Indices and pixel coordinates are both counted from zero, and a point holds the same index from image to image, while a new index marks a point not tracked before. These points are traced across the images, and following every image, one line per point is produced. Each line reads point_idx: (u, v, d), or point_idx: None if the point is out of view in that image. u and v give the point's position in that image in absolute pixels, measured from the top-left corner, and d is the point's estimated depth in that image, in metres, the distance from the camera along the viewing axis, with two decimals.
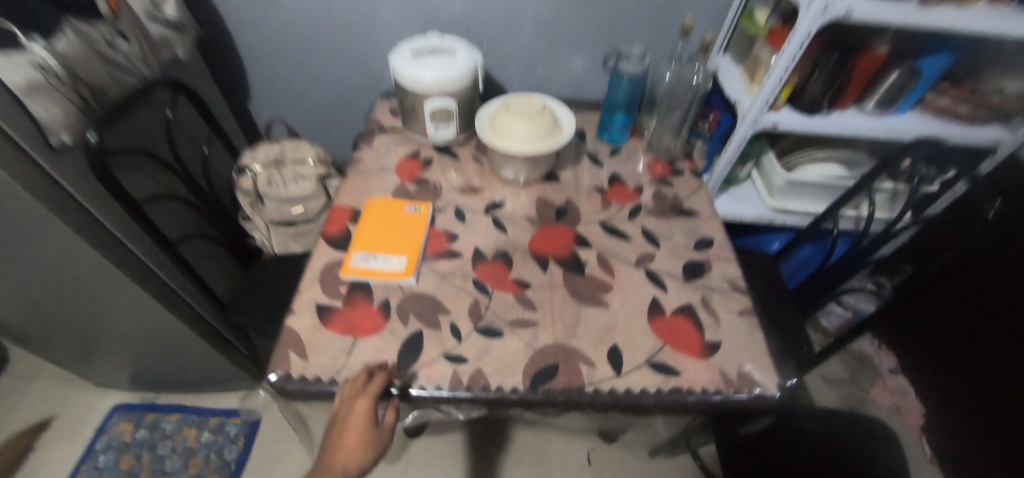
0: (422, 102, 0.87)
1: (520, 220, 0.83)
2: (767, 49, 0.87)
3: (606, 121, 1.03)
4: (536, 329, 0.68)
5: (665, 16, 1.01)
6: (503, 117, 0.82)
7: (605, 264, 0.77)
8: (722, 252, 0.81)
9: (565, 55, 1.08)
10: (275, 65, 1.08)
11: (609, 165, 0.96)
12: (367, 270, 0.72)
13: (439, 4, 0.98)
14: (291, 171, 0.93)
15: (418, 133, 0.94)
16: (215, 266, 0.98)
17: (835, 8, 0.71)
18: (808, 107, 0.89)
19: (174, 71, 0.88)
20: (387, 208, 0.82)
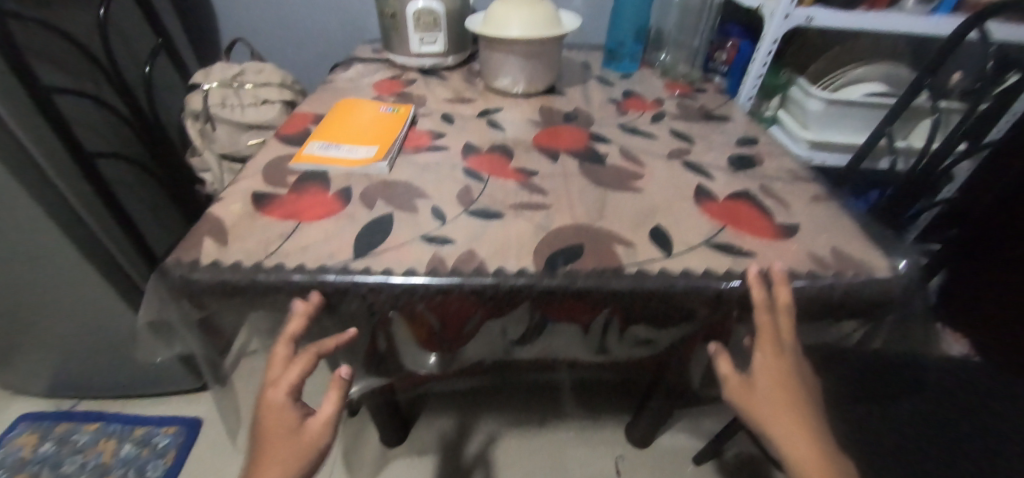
0: (404, 6, 0.75)
1: (520, 122, 0.68)
2: None
3: (615, 48, 0.90)
4: (546, 211, 0.50)
5: None
6: (498, 4, 0.69)
7: (630, 157, 0.61)
8: (771, 148, 0.65)
9: None
10: (243, 12, 0.96)
11: (620, 85, 0.83)
12: (324, 158, 0.56)
13: None
14: (250, 95, 0.79)
15: (399, 54, 0.80)
16: (150, 212, 0.81)
17: None
18: (844, 0, 0.78)
19: None
20: (359, 109, 0.67)
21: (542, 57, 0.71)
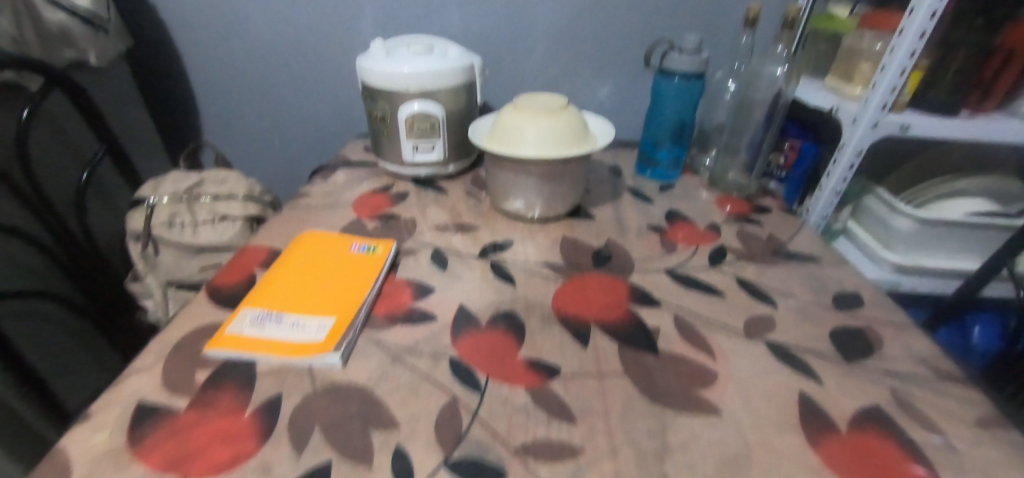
0: (395, 110, 0.60)
1: (535, 267, 0.51)
2: (866, 34, 0.64)
3: (651, 151, 0.73)
4: (574, 462, 0.31)
5: (720, 27, 0.75)
6: (509, 115, 0.54)
7: (691, 335, 0.42)
8: (882, 314, 0.47)
9: (587, 83, 0.82)
10: (226, 100, 0.85)
11: (661, 201, 0.66)
12: (256, 340, 0.39)
13: (431, 22, 0.77)
14: (206, 210, 0.65)
15: (390, 160, 0.66)
16: (70, 352, 0.66)
17: None
18: (944, 104, 0.61)
19: (58, 56, 0.65)
20: (322, 248, 0.51)
21: (565, 176, 0.55)
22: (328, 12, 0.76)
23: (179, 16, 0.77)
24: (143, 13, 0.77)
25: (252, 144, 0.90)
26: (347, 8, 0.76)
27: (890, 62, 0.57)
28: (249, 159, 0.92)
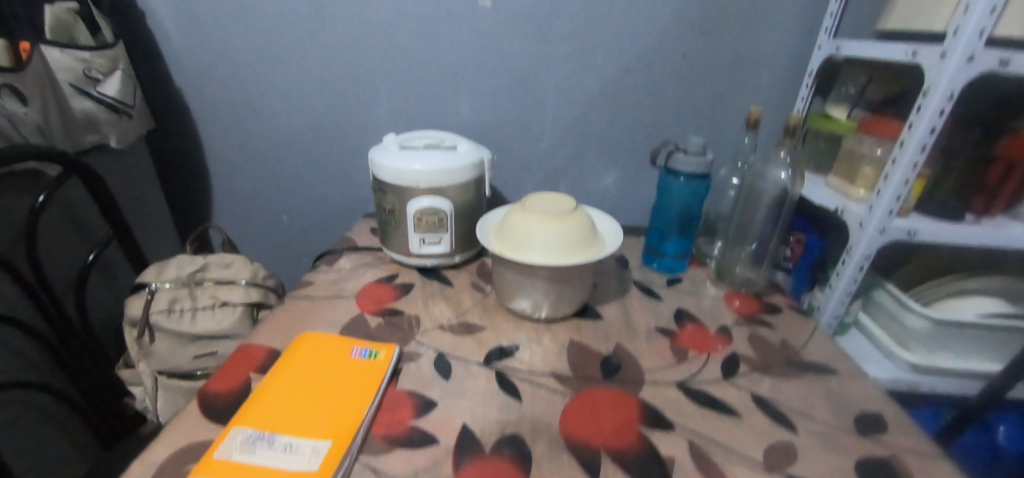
0: (404, 204, 0.61)
1: (540, 377, 0.49)
2: (866, 139, 0.65)
3: (657, 242, 0.74)
4: None
5: (721, 125, 0.79)
6: (518, 217, 0.54)
7: (707, 467, 0.40)
8: (908, 441, 0.45)
9: (593, 171, 0.83)
10: (240, 178, 0.87)
11: (669, 297, 0.65)
12: (245, 467, 0.37)
13: (443, 112, 0.80)
14: (207, 295, 0.64)
15: (396, 250, 0.66)
16: (47, 443, 0.62)
17: (983, 57, 0.50)
18: (950, 208, 0.61)
19: (79, 141, 0.67)
20: (323, 351, 0.50)
21: (573, 279, 0.55)
22: (345, 101, 0.79)
23: (204, 101, 0.81)
24: (170, 97, 0.81)
25: (261, 219, 0.91)
26: (363, 98, 0.79)
27: (894, 171, 0.57)
28: (258, 233, 0.93)
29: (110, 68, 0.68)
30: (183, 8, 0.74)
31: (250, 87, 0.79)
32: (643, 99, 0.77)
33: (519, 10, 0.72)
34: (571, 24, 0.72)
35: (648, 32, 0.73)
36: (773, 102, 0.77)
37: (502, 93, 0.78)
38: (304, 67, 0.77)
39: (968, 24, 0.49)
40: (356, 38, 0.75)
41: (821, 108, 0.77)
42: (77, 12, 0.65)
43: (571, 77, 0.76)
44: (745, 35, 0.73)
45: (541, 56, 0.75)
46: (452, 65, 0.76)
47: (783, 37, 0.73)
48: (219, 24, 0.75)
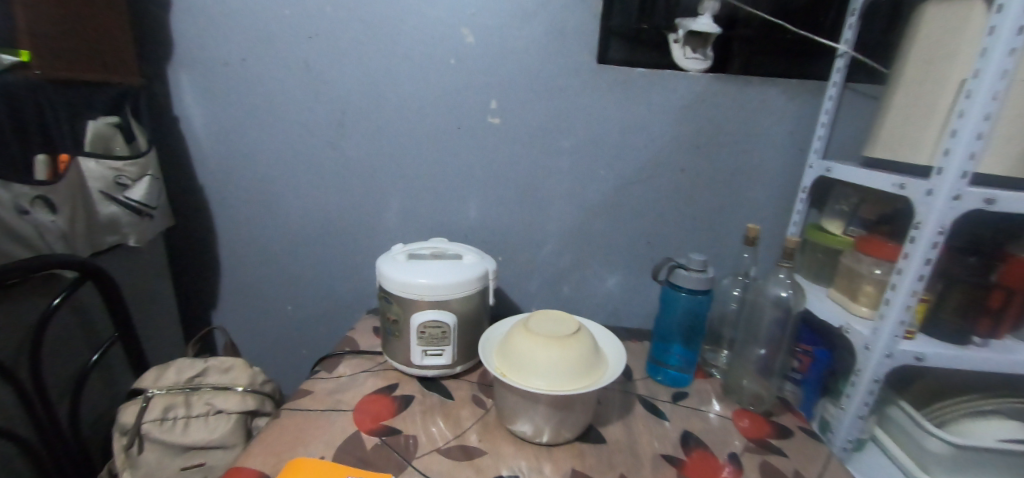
0: (409, 316, 0.62)
1: None
2: (864, 258, 0.66)
3: (661, 354, 0.74)
4: None
5: (718, 233, 0.81)
6: (521, 338, 0.55)
7: None
8: None
9: (596, 275, 0.85)
10: (251, 271, 0.90)
11: (674, 417, 0.63)
12: None
13: (451, 217, 0.83)
14: (202, 402, 0.63)
15: (397, 359, 0.66)
16: None
17: (969, 194, 0.52)
18: (957, 331, 0.60)
19: (99, 242, 0.69)
20: None
21: (575, 404, 0.54)
22: (358, 203, 0.83)
23: (225, 199, 0.85)
24: (193, 195, 0.85)
25: (266, 311, 0.92)
26: (376, 201, 0.83)
27: (895, 296, 0.58)
28: (261, 325, 0.94)
29: (140, 174, 0.72)
30: (216, 118, 0.81)
31: (269, 188, 0.84)
32: (644, 208, 0.80)
33: (527, 127, 0.77)
34: (574, 140, 0.77)
35: (646, 149, 0.77)
36: (769, 214, 0.80)
37: (508, 200, 0.81)
38: (322, 171, 0.82)
39: (952, 164, 0.52)
40: (373, 147, 0.80)
41: (817, 219, 0.79)
42: (118, 125, 0.71)
43: (574, 187, 0.80)
44: (737, 155, 0.77)
45: (545, 168, 0.79)
46: (461, 174, 0.80)
47: (774, 155, 0.77)
48: (249, 133, 0.81)
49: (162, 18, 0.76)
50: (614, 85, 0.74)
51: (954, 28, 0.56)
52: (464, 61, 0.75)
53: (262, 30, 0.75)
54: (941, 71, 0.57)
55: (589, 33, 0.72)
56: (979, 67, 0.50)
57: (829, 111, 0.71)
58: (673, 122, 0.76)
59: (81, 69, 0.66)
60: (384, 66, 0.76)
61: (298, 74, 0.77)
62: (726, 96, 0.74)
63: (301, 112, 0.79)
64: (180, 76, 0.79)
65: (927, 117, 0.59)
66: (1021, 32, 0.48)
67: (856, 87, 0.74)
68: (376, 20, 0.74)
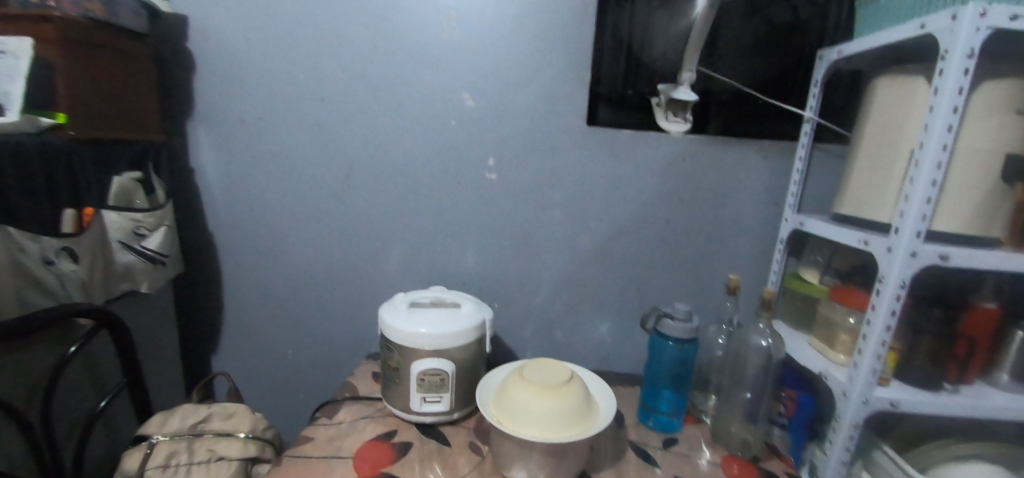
0: (409, 364, 0.65)
1: None
2: (838, 307, 0.71)
3: (651, 399, 0.76)
4: None
5: (703, 282, 0.86)
6: (516, 387, 0.58)
7: None
8: None
9: (588, 321, 0.88)
10: (254, 315, 0.92)
11: (664, 463, 0.65)
12: None
13: (450, 265, 0.87)
14: (205, 449, 0.64)
15: (397, 406, 0.68)
16: None
17: (924, 252, 0.57)
18: (928, 378, 0.63)
19: (113, 290, 0.72)
20: None
21: (568, 451, 0.56)
22: (361, 251, 0.87)
23: (233, 246, 0.89)
24: (203, 242, 0.89)
25: (266, 355, 0.94)
26: (378, 249, 0.87)
27: (866, 345, 0.62)
28: (261, 369, 0.95)
29: (157, 225, 0.76)
30: (230, 171, 0.86)
31: (276, 236, 0.88)
32: (632, 257, 0.85)
33: (522, 182, 0.83)
34: (566, 194, 0.83)
35: (633, 203, 0.83)
36: (749, 264, 0.85)
37: (504, 249, 0.86)
38: (328, 221, 0.86)
39: (906, 224, 0.57)
40: (378, 199, 0.85)
41: (795, 268, 0.84)
42: (141, 180, 0.75)
43: (567, 238, 0.85)
44: (717, 209, 0.83)
45: (539, 219, 0.84)
46: (460, 225, 0.85)
47: (752, 209, 0.83)
48: (260, 185, 0.86)
49: (186, 81, 0.83)
50: (602, 145, 0.81)
51: (901, 102, 0.63)
52: (464, 122, 0.81)
53: (278, 93, 0.82)
54: (894, 139, 0.64)
55: (578, 99, 0.80)
56: (923, 140, 0.56)
57: (801, 169, 0.78)
58: (657, 178, 0.82)
59: (111, 127, 0.71)
60: (390, 126, 0.82)
61: (310, 132, 0.83)
62: (705, 156, 0.81)
63: (311, 166, 0.84)
64: (199, 133, 0.85)
65: (885, 180, 0.65)
66: (954, 110, 0.54)
67: (823, 147, 0.81)
68: (384, 85, 0.81)
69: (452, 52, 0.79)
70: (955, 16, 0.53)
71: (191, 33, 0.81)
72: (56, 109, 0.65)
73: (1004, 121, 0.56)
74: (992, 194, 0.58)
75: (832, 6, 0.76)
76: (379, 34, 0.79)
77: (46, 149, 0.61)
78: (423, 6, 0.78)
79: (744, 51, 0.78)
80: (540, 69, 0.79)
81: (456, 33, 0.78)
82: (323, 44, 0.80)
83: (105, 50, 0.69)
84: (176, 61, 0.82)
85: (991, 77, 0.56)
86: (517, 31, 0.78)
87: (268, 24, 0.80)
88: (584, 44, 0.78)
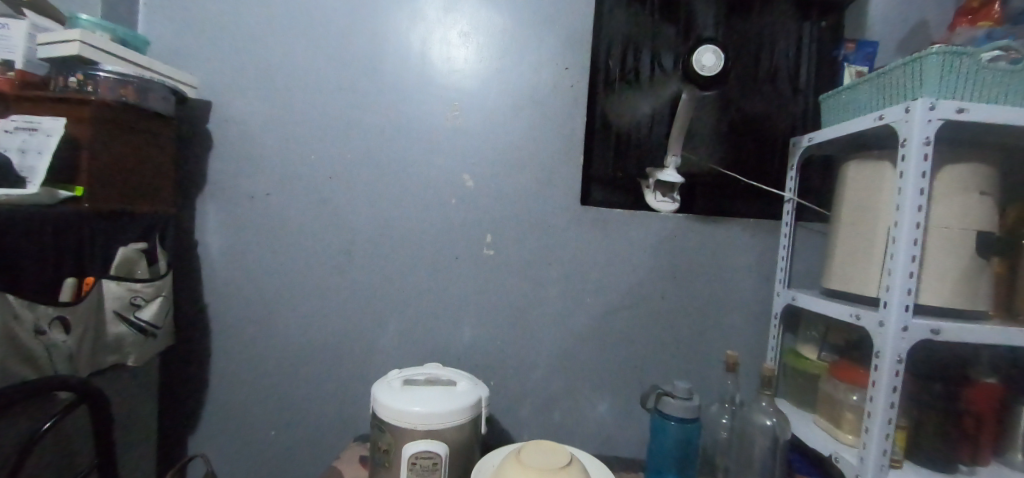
0: (401, 446, 0.62)
1: None
2: (839, 384, 0.70)
3: None
4: None
5: (701, 358, 0.85)
6: (513, 470, 0.55)
7: None
8: None
9: (586, 400, 0.86)
10: (239, 392, 0.89)
11: None
12: None
13: (446, 340, 0.86)
14: None
15: None
16: None
17: (915, 325, 0.58)
18: (941, 459, 0.61)
19: (98, 364, 0.70)
20: None
21: None
22: (355, 326, 0.87)
23: (228, 319, 0.88)
24: (197, 315, 0.88)
25: (247, 437, 0.89)
26: (374, 323, 0.87)
27: (872, 424, 0.60)
28: (240, 453, 0.90)
29: (154, 294, 0.77)
30: (233, 245, 0.88)
31: (272, 309, 0.88)
32: (628, 333, 0.85)
33: (518, 257, 0.85)
34: (562, 269, 0.85)
35: (628, 278, 0.85)
36: (746, 340, 0.85)
37: (501, 324, 0.86)
38: (325, 294, 0.87)
39: (893, 298, 0.59)
40: (377, 273, 0.86)
41: (792, 343, 0.84)
42: (145, 251, 0.77)
43: (563, 312, 0.85)
44: (709, 285, 0.85)
45: (535, 294, 0.85)
46: (456, 299, 0.86)
47: (743, 285, 0.85)
48: (261, 259, 0.87)
49: (202, 160, 0.88)
50: (595, 222, 0.85)
51: (872, 184, 0.68)
52: (464, 200, 0.85)
53: (287, 171, 0.87)
54: (870, 218, 0.68)
55: (572, 180, 0.85)
56: (897, 218, 0.60)
57: (785, 246, 0.81)
58: (649, 255, 0.85)
59: (125, 200, 0.74)
60: (392, 203, 0.86)
61: (314, 208, 0.87)
62: (694, 233, 0.85)
63: (313, 240, 0.87)
64: (207, 208, 0.88)
65: (867, 255, 0.67)
66: (920, 191, 0.58)
67: (806, 225, 0.85)
68: (389, 166, 0.86)
69: (454, 138, 0.85)
70: (908, 109, 0.59)
71: (213, 116, 0.87)
72: (77, 183, 0.68)
73: (968, 201, 0.61)
74: (970, 268, 0.61)
75: (798, 102, 0.85)
76: (387, 120, 0.86)
77: (60, 219, 0.63)
78: (429, 96, 0.85)
79: (722, 139, 0.85)
80: (537, 153, 0.85)
81: (457, 120, 0.85)
82: (335, 129, 0.86)
83: (132, 131, 0.74)
84: (195, 141, 0.88)
85: (949, 162, 0.61)
86: (514, 120, 0.85)
87: (286, 111, 0.87)
88: (576, 131, 0.85)
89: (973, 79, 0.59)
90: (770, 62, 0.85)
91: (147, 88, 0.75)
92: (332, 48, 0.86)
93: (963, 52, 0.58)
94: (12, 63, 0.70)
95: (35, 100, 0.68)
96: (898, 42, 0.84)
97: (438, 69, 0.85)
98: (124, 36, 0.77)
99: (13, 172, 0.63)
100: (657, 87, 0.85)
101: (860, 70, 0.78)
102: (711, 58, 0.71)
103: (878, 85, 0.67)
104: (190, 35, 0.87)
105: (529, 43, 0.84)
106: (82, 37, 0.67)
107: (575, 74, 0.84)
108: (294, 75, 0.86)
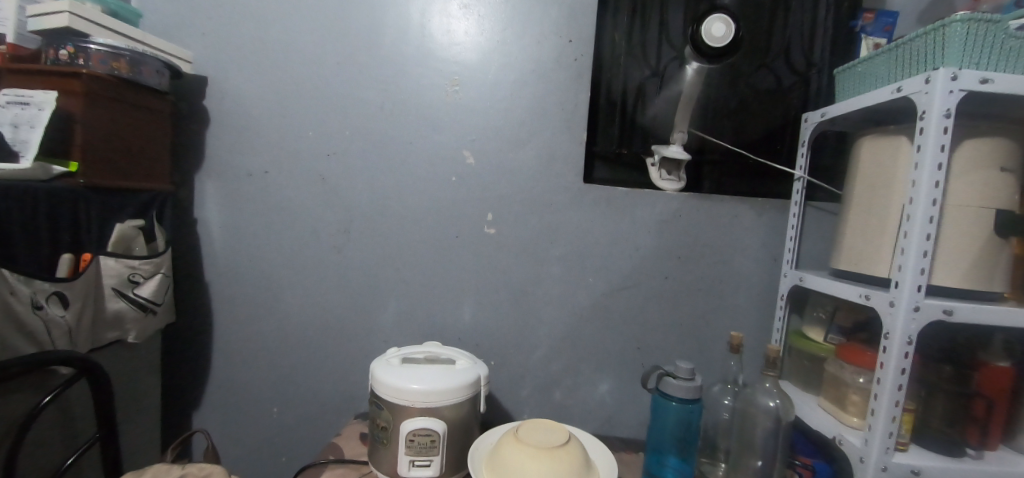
0: (399, 423, 0.62)
1: None
2: (846, 366, 0.68)
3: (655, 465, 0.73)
4: None
5: (705, 340, 0.84)
6: (511, 448, 0.55)
7: None
8: None
9: (587, 380, 0.85)
10: (242, 370, 0.89)
11: None
12: None
13: (447, 320, 0.85)
14: None
15: (383, 470, 0.64)
16: None
17: (927, 305, 0.56)
18: (947, 442, 0.60)
19: (98, 340, 0.70)
20: None
21: None
22: (354, 305, 0.86)
23: (228, 297, 0.88)
24: (198, 293, 0.88)
25: (251, 413, 0.90)
26: (374, 303, 0.86)
27: (879, 406, 0.58)
28: (244, 430, 0.90)
29: (152, 272, 0.76)
30: (232, 223, 0.87)
31: (272, 288, 0.87)
32: (631, 312, 0.84)
33: (520, 238, 0.84)
34: (564, 249, 0.83)
35: (631, 259, 0.83)
36: (751, 322, 0.84)
37: (501, 304, 0.85)
38: (326, 273, 0.86)
39: (905, 278, 0.57)
40: (377, 253, 0.85)
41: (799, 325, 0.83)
42: (143, 228, 0.76)
43: (565, 293, 0.84)
44: (714, 266, 0.83)
45: (536, 273, 0.84)
46: (457, 278, 0.85)
47: (750, 265, 0.83)
48: (259, 237, 0.87)
49: (199, 137, 0.87)
50: (598, 200, 0.83)
51: (887, 160, 0.65)
52: (464, 178, 0.84)
53: (284, 148, 0.85)
54: (885, 195, 0.65)
55: (576, 158, 0.83)
56: (912, 195, 0.57)
57: (795, 225, 0.79)
58: (653, 234, 0.83)
59: (120, 176, 0.73)
60: (391, 180, 0.84)
61: (313, 186, 0.85)
62: (701, 212, 0.82)
63: (312, 219, 0.86)
64: (205, 186, 0.87)
65: (879, 234, 0.65)
66: (938, 166, 0.55)
67: (817, 205, 0.82)
68: (387, 142, 0.84)
69: (454, 113, 0.83)
70: (928, 80, 0.56)
71: (210, 92, 0.86)
72: (70, 159, 0.67)
73: (989, 176, 0.58)
74: (988, 248, 0.59)
75: (812, 76, 0.81)
76: (385, 94, 0.84)
77: (53, 194, 0.62)
78: (429, 71, 0.83)
79: (730, 115, 0.82)
80: (539, 129, 0.83)
81: (458, 94, 0.83)
82: (332, 104, 0.84)
83: (126, 105, 0.73)
84: (192, 117, 0.86)
85: (970, 136, 0.58)
86: (516, 94, 0.82)
87: (282, 86, 0.85)
88: (579, 106, 0.82)
89: (999, 47, 0.55)
90: (784, 34, 0.81)
91: (139, 61, 0.74)
92: (329, 21, 0.84)
93: (989, 19, 0.54)
94: (3, 36, 0.69)
95: (26, 72, 0.66)
96: (920, 13, 0.80)
97: (438, 41, 0.82)
98: (115, 7, 0.75)
99: (8, 146, 0.62)
100: (664, 60, 0.82)
101: (879, 42, 0.75)
102: (721, 27, 0.67)
103: (896, 55, 0.63)
104: (183, 7, 0.85)
105: (532, 14, 0.81)
106: (71, 8, 0.66)
107: (579, 47, 0.82)
108: (290, 49, 0.84)
